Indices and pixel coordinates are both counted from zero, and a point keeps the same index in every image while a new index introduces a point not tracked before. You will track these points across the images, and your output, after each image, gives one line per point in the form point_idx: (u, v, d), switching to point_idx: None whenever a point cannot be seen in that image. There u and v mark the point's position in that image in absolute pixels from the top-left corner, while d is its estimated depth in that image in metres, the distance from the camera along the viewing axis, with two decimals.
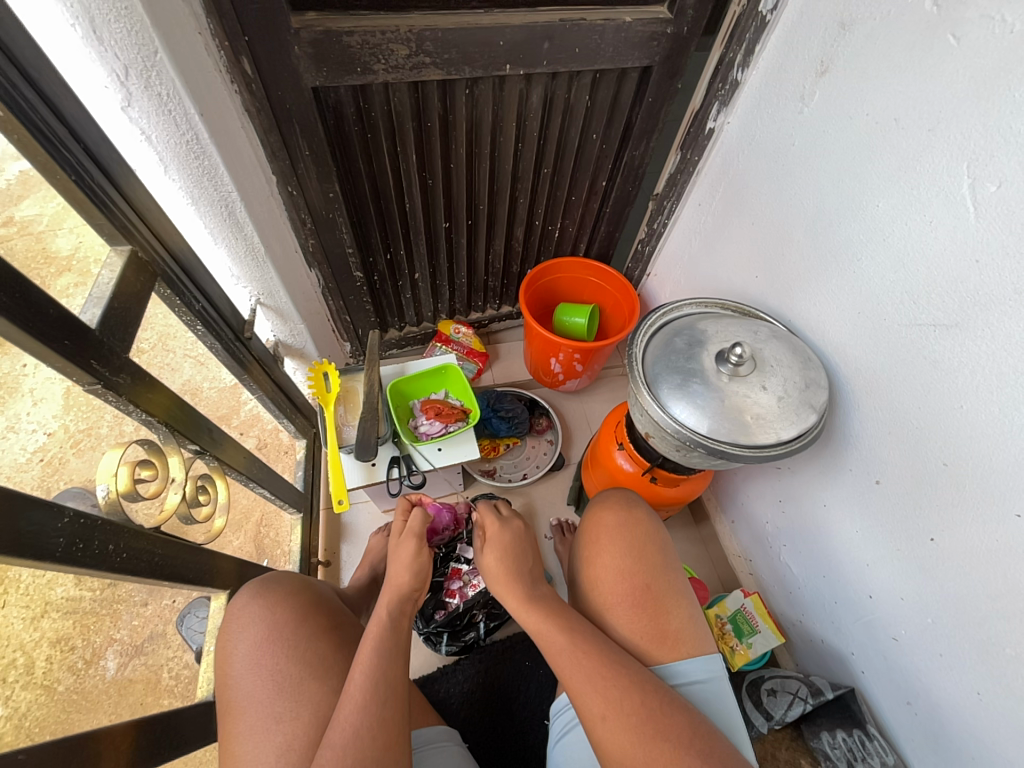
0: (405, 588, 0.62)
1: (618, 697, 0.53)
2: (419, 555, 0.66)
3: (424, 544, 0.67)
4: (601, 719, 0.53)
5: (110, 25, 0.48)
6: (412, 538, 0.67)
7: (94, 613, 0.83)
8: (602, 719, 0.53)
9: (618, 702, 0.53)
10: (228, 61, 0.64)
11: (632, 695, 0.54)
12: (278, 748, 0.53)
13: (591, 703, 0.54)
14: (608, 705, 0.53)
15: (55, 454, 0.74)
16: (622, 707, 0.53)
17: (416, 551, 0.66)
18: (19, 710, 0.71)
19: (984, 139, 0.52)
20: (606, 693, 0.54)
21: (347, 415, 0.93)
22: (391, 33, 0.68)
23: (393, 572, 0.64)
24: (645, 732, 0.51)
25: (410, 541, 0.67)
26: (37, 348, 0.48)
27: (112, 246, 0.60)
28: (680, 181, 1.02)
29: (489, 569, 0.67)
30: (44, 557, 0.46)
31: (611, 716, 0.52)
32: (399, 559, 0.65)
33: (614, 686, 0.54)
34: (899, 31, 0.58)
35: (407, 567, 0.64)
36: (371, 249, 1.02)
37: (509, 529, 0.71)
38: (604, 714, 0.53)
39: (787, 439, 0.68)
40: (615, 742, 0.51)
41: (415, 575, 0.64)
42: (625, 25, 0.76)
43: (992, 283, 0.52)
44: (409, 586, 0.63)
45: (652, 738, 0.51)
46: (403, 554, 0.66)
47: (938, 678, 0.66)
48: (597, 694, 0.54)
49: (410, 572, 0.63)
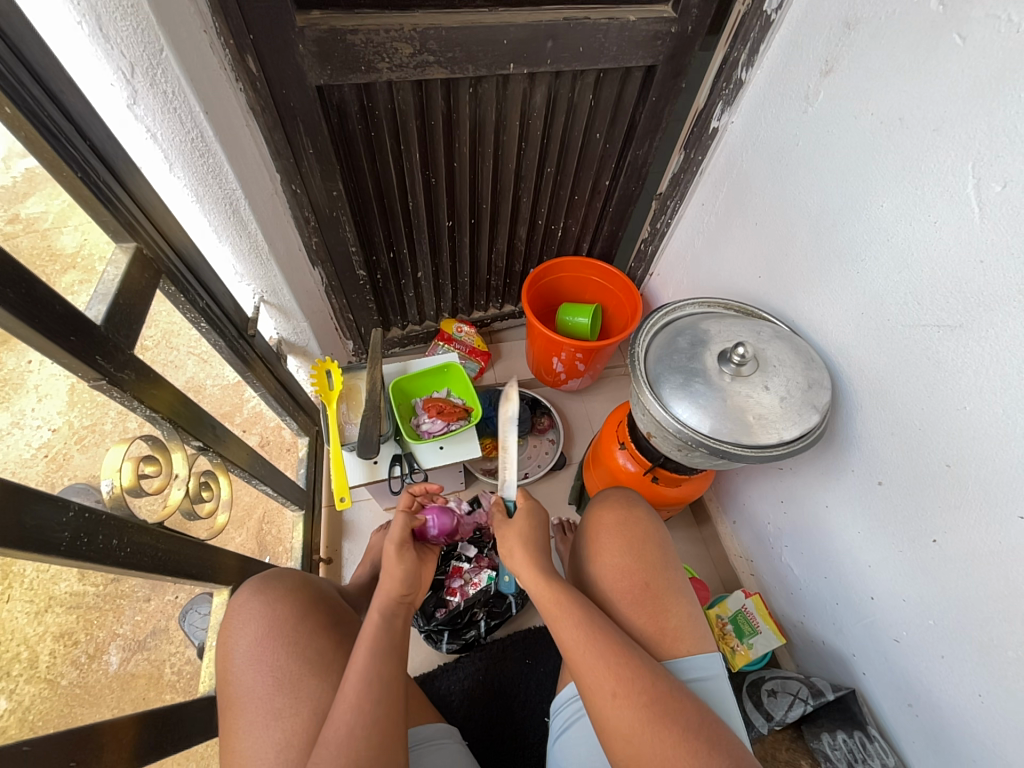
0: (396, 592, 0.62)
1: (629, 676, 0.54)
2: (404, 559, 0.65)
3: (407, 548, 0.66)
4: (612, 698, 0.53)
5: (116, 23, 0.48)
6: (394, 544, 0.66)
7: (96, 608, 0.85)
8: (613, 697, 0.53)
9: (629, 681, 0.53)
10: (233, 59, 0.65)
11: (642, 674, 0.54)
12: (277, 743, 0.54)
13: (602, 680, 0.54)
14: (619, 684, 0.53)
15: (59, 451, 0.76)
16: (632, 686, 0.53)
17: (399, 554, 0.65)
18: (22, 704, 0.74)
19: (989, 139, 0.52)
20: (618, 671, 0.54)
21: (350, 414, 0.94)
22: (395, 32, 0.68)
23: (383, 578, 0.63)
24: (654, 711, 0.51)
25: (392, 548, 0.66)
26: (42, 343, 0.48)
27: (118, 243, 0.60)
28: (684, 181, 1.02)
29: (510, 548, 0.68)
30: (49, 550, 0.46)
31: (622, 694, 0.52)
32: (386, 565, 0.64)
33: (625, 665, 0.54)
34: (905, 31, 0.58)
35: (393, 572, 0.63)
36: (374, 248, 1.02)
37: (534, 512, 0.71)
38: (615, 692, 0.53)
39: (789, 439, 0.68)
40: (624, 721, 0.51)
41: (404, 579, 0.63)
42: (629, 24, 0.76)
43: (996, 284, 0.52)
44: (399, 591, 0.62)
45: (662, 718, 0.51)
46: (389, 558, 0.65)
47: (940, 680, 0.66)
48: (609, 671, 0.54)
49: (399, 576, 0.63)
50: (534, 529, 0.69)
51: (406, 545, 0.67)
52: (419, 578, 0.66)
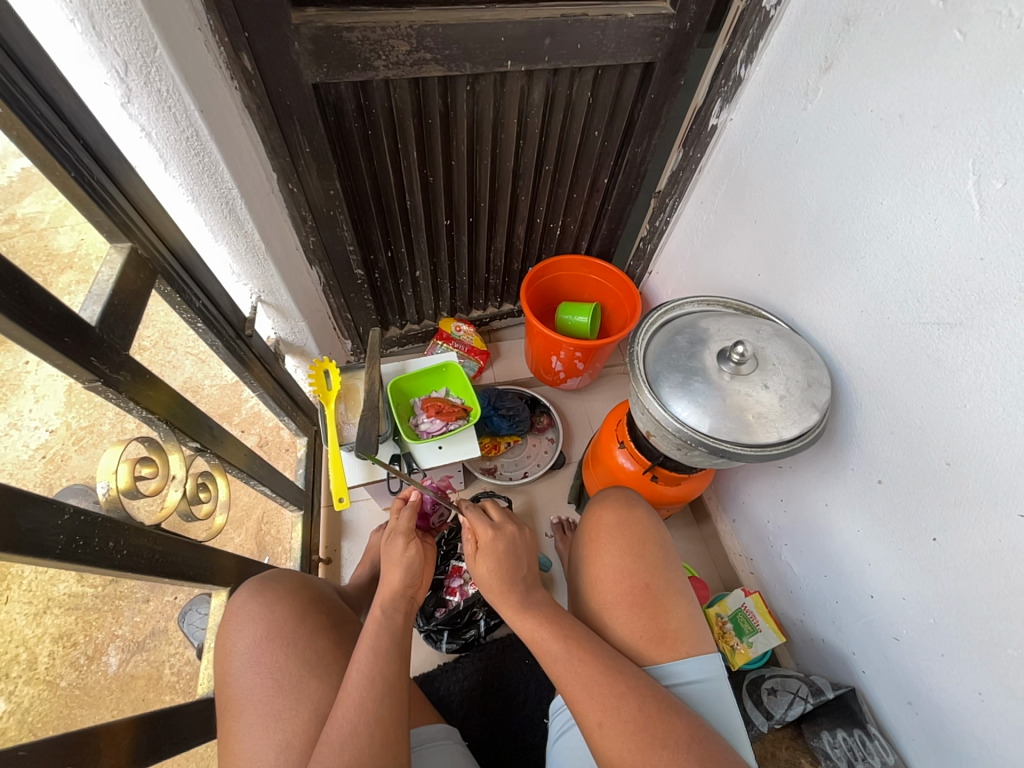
0: (398, 588, 0.62)
1: (614, 704, 0.53)
2: (409, 550, 0.64)
3: (413, 540, 0.66)
4: (598, 727, 0.53)
5: (110, 20, 0.47)
6: (401, 536, 0.66)
7: (95, 609, 0.83)
8: (600, 728, 0.53)
9: (615, 710, 0.53)
10: (229, 57, 0.64)
11: (629, 701, 0.53)
12: (278, 745, 0.53)
13: (589, 711, 0.54)
14: (605, 714, 0.53)
15: (57, 451, 0.75)
16: (619, 715, 0.53)
17: (406, 545, 0.65)
18: (22, 705, 0.72)
19: (990, 136, 0.51)
20: (603, 701, 0.54)
21: (348, 413, 0.93)
22: (392, 29, 0.68)
23: (387, 572, 0.63)
24: (642, 739, 0.51)
25: (399, 539, 0.66)
26: (37, 345, 0.48)
27: (112, 243, 0.59)
28: (682, 179, 1.02)
29: (482, 582, 0.64)
30: (44, 554, 0.46)
31: (608, 724, 0.52)
32: (391, 558, 0.64)
33: (610, 694, 0.54)
34: (906, 26, 0.58)
35: (400, 565, 0.63)
36: (372, 247, 1.02)
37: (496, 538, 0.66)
38: (602, 722, 0.53)
39: (788, 438, 0.67)
40: (613, 749, 0.52)
41: (408, 572, 0.63)
42: (628, 21, 0.76)
43: (996, 281, 0.52)
44: (401, 585, 0.61)
45: (650, 745, 0.51)
46: (394, 551, 0.65)
47: (939, 679, 0.66)
48: (595, 702, 0.54)
49: (401, 569, 0.62)
50: (507, 553, 0.66)
51: (411, 537, 0.67)
52: (422, 572, 0.66)
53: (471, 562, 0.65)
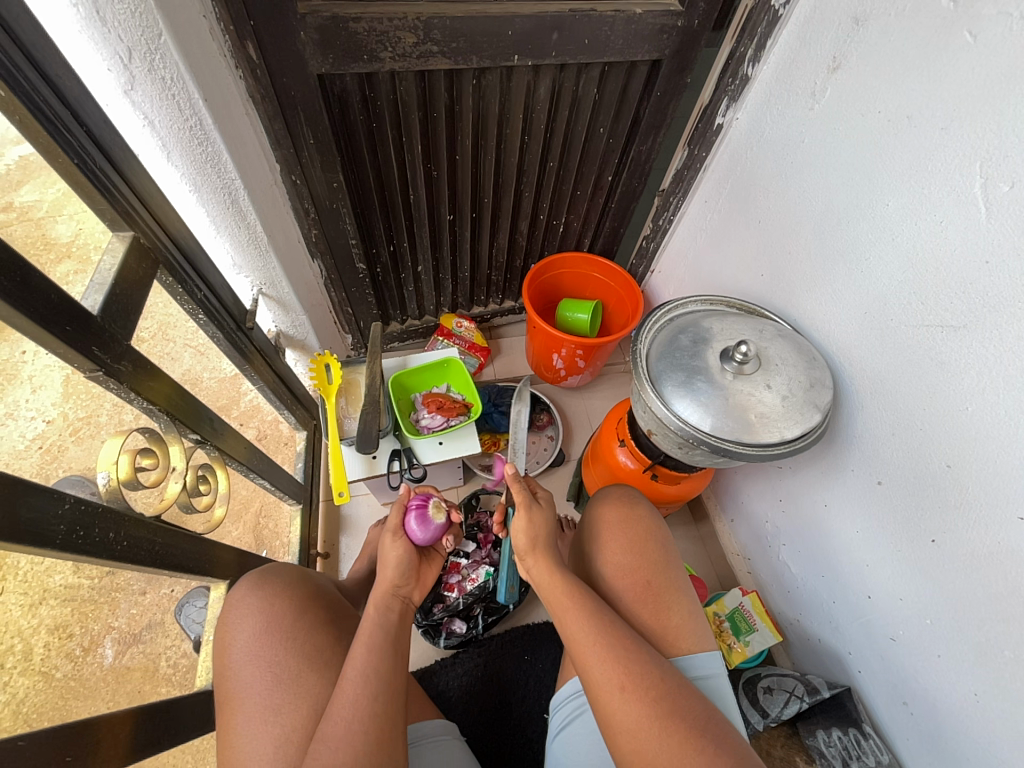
0: (390, 586, 0.62)
1: (637, 671, 0.54)
2: (396, 548, 0.66)
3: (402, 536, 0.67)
4: (619, 692, 0.52)
5: (114, 5, 0.47)
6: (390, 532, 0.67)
7: (92, 601, 0.80)
8: (621, 691, 0.52)
9: (637, 676, 0.53)
10: (233, 46, 0.64)
11: (651, 670, 0.54)
12: (276, 739, 0.53)
13: (611, 675, 0.53)
14: (628, 677, 0.53)
15: (54, 442, 0.68)
16: (641, 681, 0.53)
17: (395, 541, 0.67)
18: (17, 696, 0.70)
19: (1000, 138, 0.51)
20: (627, 665, 0.54)
21: (348, 407, 0.93)
22: (399, 20, 0.67)
23: (382, 571, 0.64)
24: (662, 706, 0.51)
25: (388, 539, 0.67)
26: (36, 332, 0.47)
27: (114, 232, 0.58)
28: (688, 177, 1.01)
29: (522, 538, 0.65)
30: (43, 544, 0.45)
31: (630, 688, 0.52)
32: (385, 558, 0.65)
33: (635, 661, 0.54)
34: (917, 27, 0.57)
35: (393, 563, 0.64)
36: (374, 241, 1.01)
37: (541, 508, 0.69)
38: (624, 685, 0.53)
39: (790, 439, 0.67)
40: (632, 717, 0.51)
41: (399, 571, 0.64)
42: (636, 17, 0.75)
43: (1001, 285, 0.52)
44: (392, 582, 0.62)
45: (669, 715, 0.51)
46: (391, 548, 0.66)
47: (935, 679, 0.66)
48: (618, 666, 0.54)
49: (389, 570, 0.63)
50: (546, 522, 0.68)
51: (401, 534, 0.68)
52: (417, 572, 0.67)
53: (519, 514, 0.67)
